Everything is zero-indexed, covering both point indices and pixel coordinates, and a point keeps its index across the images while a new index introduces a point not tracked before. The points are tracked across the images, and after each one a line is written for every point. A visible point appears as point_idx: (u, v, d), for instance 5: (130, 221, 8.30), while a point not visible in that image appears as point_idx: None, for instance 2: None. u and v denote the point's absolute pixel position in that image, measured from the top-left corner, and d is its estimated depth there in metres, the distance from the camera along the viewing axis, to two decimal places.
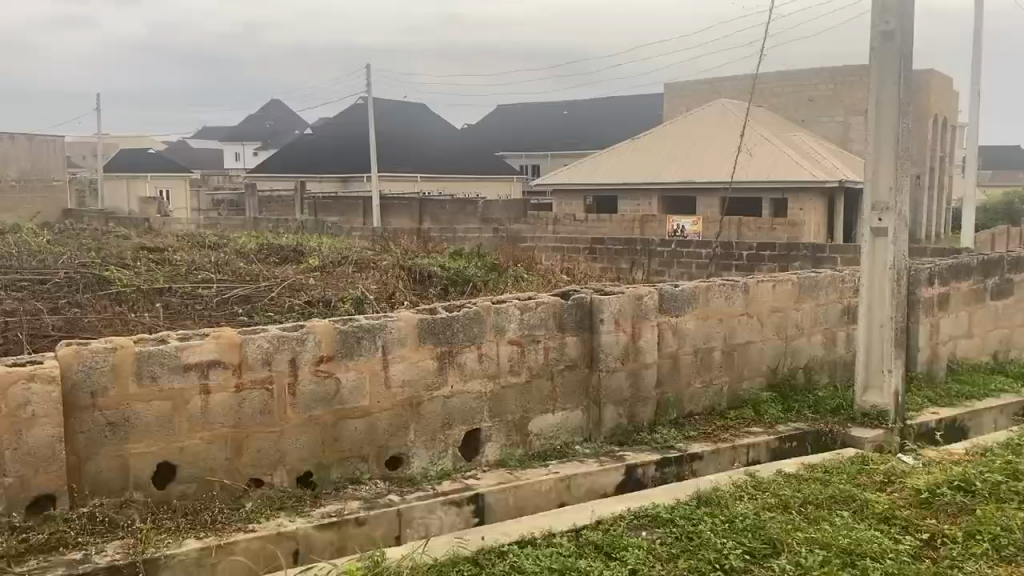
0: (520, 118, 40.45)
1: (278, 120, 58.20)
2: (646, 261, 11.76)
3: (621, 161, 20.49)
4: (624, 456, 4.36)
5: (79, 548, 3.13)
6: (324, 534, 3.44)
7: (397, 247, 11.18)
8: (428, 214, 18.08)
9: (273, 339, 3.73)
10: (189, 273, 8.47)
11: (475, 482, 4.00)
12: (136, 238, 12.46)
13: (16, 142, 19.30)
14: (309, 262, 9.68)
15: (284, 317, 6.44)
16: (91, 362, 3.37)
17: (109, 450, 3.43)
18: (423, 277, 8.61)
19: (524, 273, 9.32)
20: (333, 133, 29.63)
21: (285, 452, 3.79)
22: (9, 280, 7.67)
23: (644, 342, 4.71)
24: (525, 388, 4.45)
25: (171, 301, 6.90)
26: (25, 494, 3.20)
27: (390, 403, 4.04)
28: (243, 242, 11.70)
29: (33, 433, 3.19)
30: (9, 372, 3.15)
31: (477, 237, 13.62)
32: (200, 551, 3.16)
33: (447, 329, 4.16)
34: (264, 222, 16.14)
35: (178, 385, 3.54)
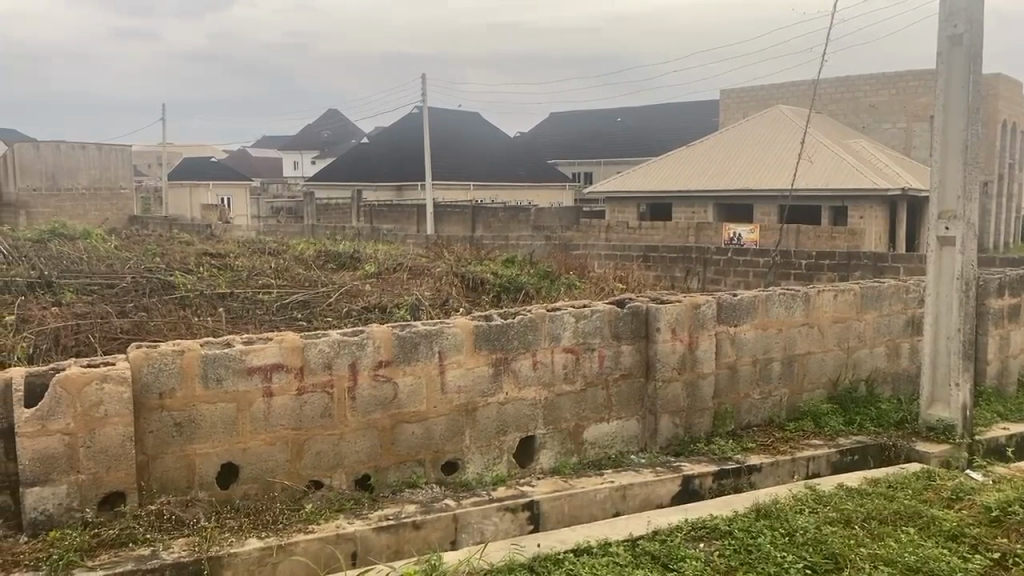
0: (573, 126, 40.49)
1: (335, 129, 59.26)
2: (701, 270, 11.64)
3: (675, 169, 20.30)
4: (681, 466, 4.31)
5: (147, 544, 3.23)
6: (381, 536, 3.48)
7: (451, 255, 11.29)
8: (481, 221, 18.18)
9: (333, 344, 3.80)
10: (249, 278, 8.67)
11: (530, 489, 4.00)
12: (198, 244, 12.83)
13: (87, 151, 19.41)
14: (365, 268, 9.85)
15: (341, 322, 6.56)
16: (159, 365, 3.48)
17: (175, 449, 3.54)
18: (477, 284, 8.67)
19: (576, 281, 9.32)
20: (388, 142, 30.01)
21: (343, 455, 3.86)
22: (80, 284, 7.97)
23: (702, 351, 4.65)
24: (581, 396, 4.44)
25: (233, 305, 7.07)
26: (96, 491, 3.32)
27: (446, 409, 4.08)
28: (301, 248, 11.96)
29: (105, 431, 3.31)
30: (84, 372, 3.27)
31: (530, 245, 13.64)
32: (261, 551, 3.24)
33: (502, 335, 4.18)
34: (322, 229, 16.47)
35: (242, 388, 3.64)
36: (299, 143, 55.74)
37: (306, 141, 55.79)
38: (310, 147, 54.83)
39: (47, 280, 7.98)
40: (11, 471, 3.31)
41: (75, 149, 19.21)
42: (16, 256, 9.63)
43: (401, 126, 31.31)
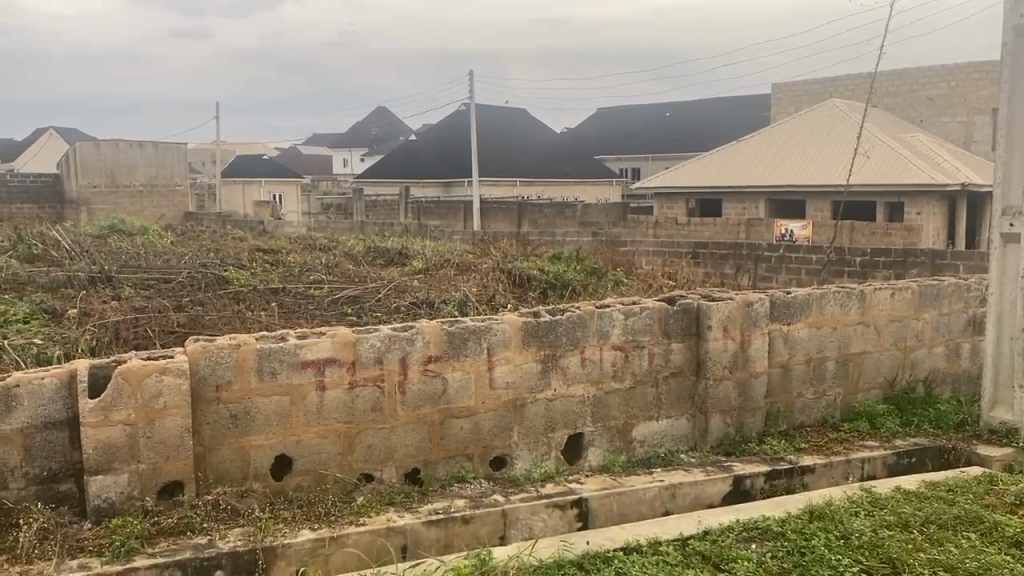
0: (621, 121, 40.24)
1: (384, 128, 59.87)
2: (752, 267, 11.47)
3: (725, 165, 20.03)
4: (732, 466, 4.25)
5: (204, 533, 3.31)
6: (431, 530, 3.51)
7: (498, 251, 11.32)
8: (528, 217, 18.19)
9: (384, 338, 3.84)
10: (301, 274, 8.81)
11: (578, 486, 3.99)
12: (251, 240, 13.10)
13: (144, 149, 19.84)
14: (413, 264, 9.93)
15: (390, 318, 6.62)
16: (215, 358, 3.56)
17: (231, 441, 3.62)
18: (524, 280, 8.67)
19: (624, 278, 9.26)
20: (435, 138, 30.20)
21: (394, 449, 3.90)
22: (138, 278, 8.19)
23: (755, 349, 4.58)
24: (630, 393, 4.41)
25: (285, 300, 7.20)
26: (155, 480, 3.41)
27: (494, 404, 4.09)
28: (351, 245, 12.11)
29: (164, 423, 3.39)
30: (144, 365, 3.36)
31: (577, 241, 13.59)
32: (314, 542, 3.30)
33: (550, 331, 4.18)
34: (371, 225, 16.65)
35: (296, 381, 3.70)
36: (348, 141, 56.43)
37: (355, 139, 56.45)
38: (359, 145, 55.46)
39: (107, 275, 8.22)
40: (75, 459, 3.43)
41: (132, 147, 19.66)
42: (78, 251, 9.94)
43: (449, 123, 31.48)
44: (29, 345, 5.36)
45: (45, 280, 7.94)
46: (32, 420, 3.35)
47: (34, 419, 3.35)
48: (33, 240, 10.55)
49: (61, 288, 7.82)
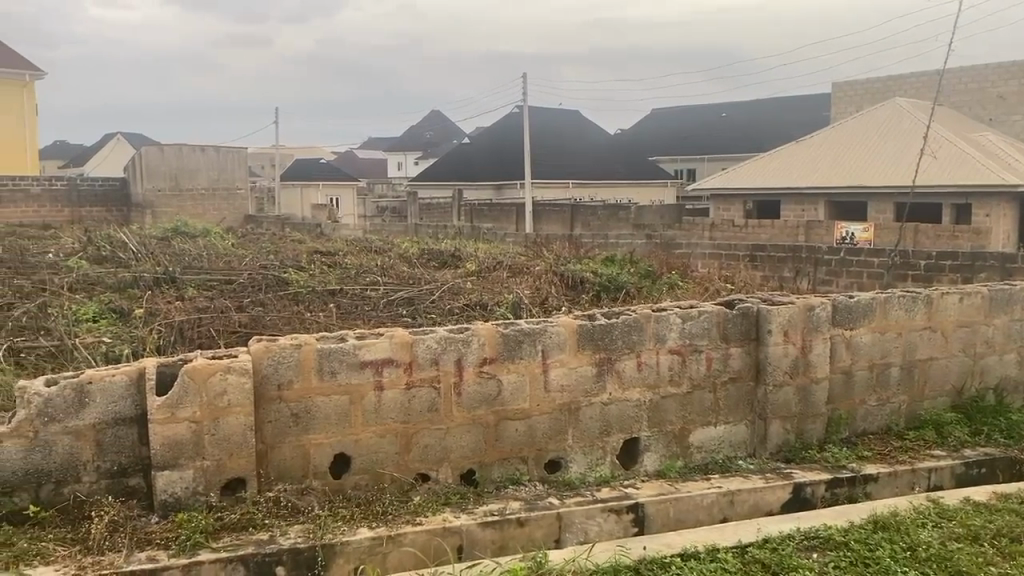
0: (676, 122, 39.84)
1: (438, 131, 60.43)
2: (811, 270, 11.24)
3: (783, 166, 19.66)
4: (792, 474, 4.16)
5: (266, 529, 3.38)
6: (487, 532, 3.52)
7: (551, 253, 11.32)
8: (580, 219, 18.13)
9: (441, 340, 3.87)
10: (358, 276, 8.94)
11: (633, 491, 3.96)
12: (309, 242, 13.36)
13: (206, 153, 20.18)
14: (466, 266, 10.00)
15: (444, 319, 6.68)
16: (278, 358, 3.64)
17: (292, 439, 3.69)
18: (577, 283, 8.65)
19: (678, 280, 9.17)
20: (489, 141, 30.32)
21: (450, 449, 3.93)
22: (201, 279, 8.42)
23: (816, 355, 4.48)
24: (686, 398, 4.36)
25: (342, 302, 7.32)
26: (220, 477, 3.50)
27: (549, 407, 4.09)
28: (406, 247, 12.25)
29: (228, 420, 3.48)
30: (210, 364, 3.45)
31: (631, 243, 13.50)
32: (372, 541, 3.35)
33: (606, 335, 4.15)
34: (425, 227, 16.80)
35: (355, 381, 3.75)
36: (403, 144, 57.11)
37: (410, 143, 57.09)
38: (414, 148, 56.07)
39: (172, 276, 8.46)
40: (143, 455, 3.54)
41: (195, 152, 20.02)
42: (143, 252, 10.26)
43: (502, 125, 31.57)
44: (99, 343, 5.55)
45: (113, 281, 8.21)
46: (104, 416, 3.47)
47: (105, 415, 3.47)
48: (102, 242, 10.94)
49: (128, 288, 8.08)
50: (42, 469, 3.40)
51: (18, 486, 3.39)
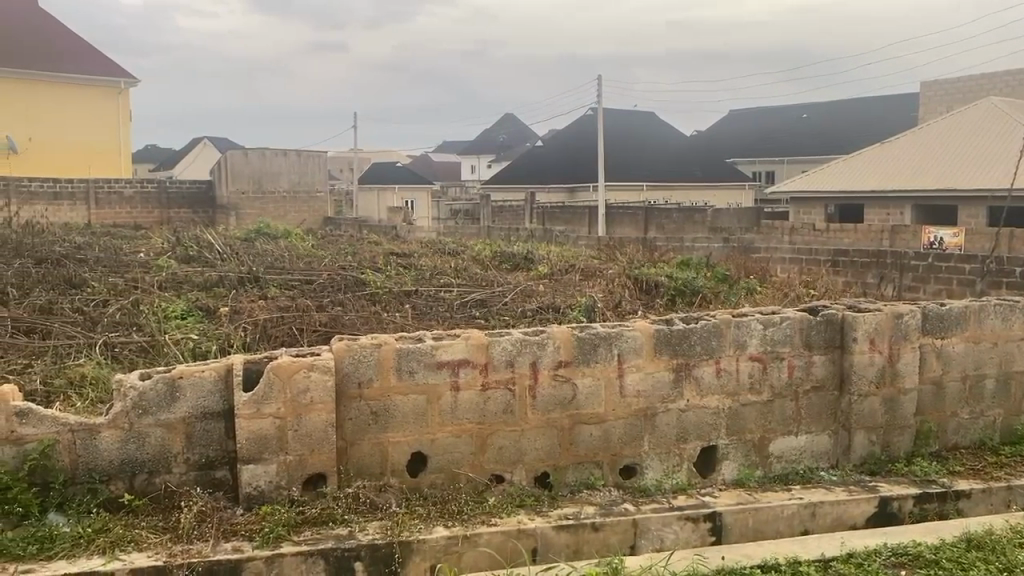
0: (754, 123, 39.01)
1: (512, 134, 60.72)
2: (897, 277, 10.84)
3: (867, 168, 19.02)
4: (878, 487, 4.02)
5: (345, 524, 3.45)
6: (562, 535, 3.52)
7: (624, 256, 11.22)
8: (655, 222, 17.90)
9: (515, 342, 3.88)
10: (432, 277, 9.06)
11: (711, 499, 3.89)
12: (386, 244, 13.61)
13: (287, 157, 20.76)
14: (538, 269, 10.01)
15: (517, 322, 6.70)
16: (359, 357, 3.72)
17: (370, 437, 3.77)
18: (650, 287, 8.55)
19: (756, 286, 8.96)
20: (562, 144, 30.29)
21: (524, 451, 3.94)
22: (283, 280, 8.66)
23: (904, 364, 4.32)
24: (767, 406, 4.25)
25: (417, 303, 7.41)
26: (301, 472, 3.60)
27: (624, 412, 4.05)
28: (478, 249, 12.33)
29: (310, 417, 3.57)
30: (294, 361, 3.55)
31: (707, 247, 13.25)
32: (448, 540, 3.38)
33: (684, 340, 4.09)
34: (498, 230, 16.91)
35: (432, 382, 3.80)
36: (478, 147, 57.62)
37: (484, 146, 57.52)
38: (488, 151, 56.52)
39: (255, 276, 8.73)
40: (230, 448, 3.67)
41: (277, 156, 20.62)
42: (228, 253, 10.62)
43: (576, 128, 31.47)
44: (187, 340, 5.77)
45: (200, 280, 8.53)
46: (193, 410, 3.60)
47: (194, 410, 3.60)
48: (190, 242, 11.37)
49: (214, 287, 8.38)
50: (136, 460, 3.56)
51: (113, 474, 3.55)
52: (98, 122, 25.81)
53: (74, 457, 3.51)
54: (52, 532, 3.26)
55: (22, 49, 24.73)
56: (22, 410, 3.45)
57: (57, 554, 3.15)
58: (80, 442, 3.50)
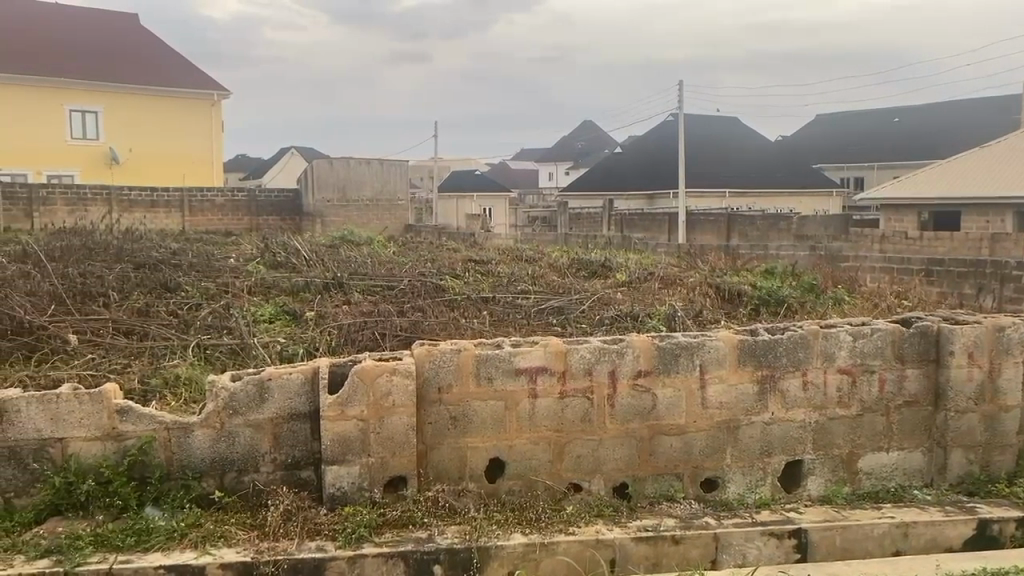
0: (842, 127, 37.84)
1: (591, 141, 60.55)
2: (997, 287, 10.32)
3: (964, 174, 18.20)
4: (977, 508, 3.82)
5: (424, 527, 3.50)
6: (641, 546, 3.47)
7: (705, 265, 11.03)
8: (737, 228, 17.47)
9: (594, 351, 3.86)
10: (511, 284, 9.11)
11: (796, 515, 3.77)
12: (465, 251, 13.76)
13: (371, 166, 21.03)
14: (617, 277, 9.95)
15: (596, 329, 6.66)
16: (439, 362, 3.77)
17: (451, 441, 3.81)
18: (733, 296, 8.39)
19: (845, 296, 8.68)
20: (642, 150, 30.00)
21: (603, 460, 3.92)
22: (366, 285, 8.85)
23: (1006, 380, 4.10)
24: (856, 420, 4.10)
25: (495, 309, 7.47)
26: (384, 474, 3.66)
27: (707, 423, 3.98)
28: (557, 256, 12.32)
29: (392, 420, 3.63)
30: (377, 365, 3.62)
31: (793, 256, 12.89)
32: (526, 547, 3.39)
33: (769, 351, 3.99)
34: (575, 237, 16.87)
35: (510, 388, 3.82)
36: (557, 154, 57.69)
37: (563, 153, 57.52)
38: (567, 158, 56.51)
39: (339, 281, 8.95)
40: (315, 449, 3.77)
41: (360, 165, 20.93)
42: (314, 259, 10.94)
43: (657, 134, 31.13)
44: (275, 343, 5.96)
45: (288, 286, 8.79)
46: (282, 412, 3.72)
47: (282, 411, 3.72)
48: (279, 249, 11.74)
49: (301, 292, 8.63)
50: (227, 458, 3.70)
51: (205, 471, 3.69)
52: (193, 131, 26.90)
53: (169, 454, 3.66)
54: (149, 525, 3.41)
55: (123, 64, 26.10)
56: (123, 407, 3.63)
57: (153, 546, 3.29)
58: (174, 440, 3.66)
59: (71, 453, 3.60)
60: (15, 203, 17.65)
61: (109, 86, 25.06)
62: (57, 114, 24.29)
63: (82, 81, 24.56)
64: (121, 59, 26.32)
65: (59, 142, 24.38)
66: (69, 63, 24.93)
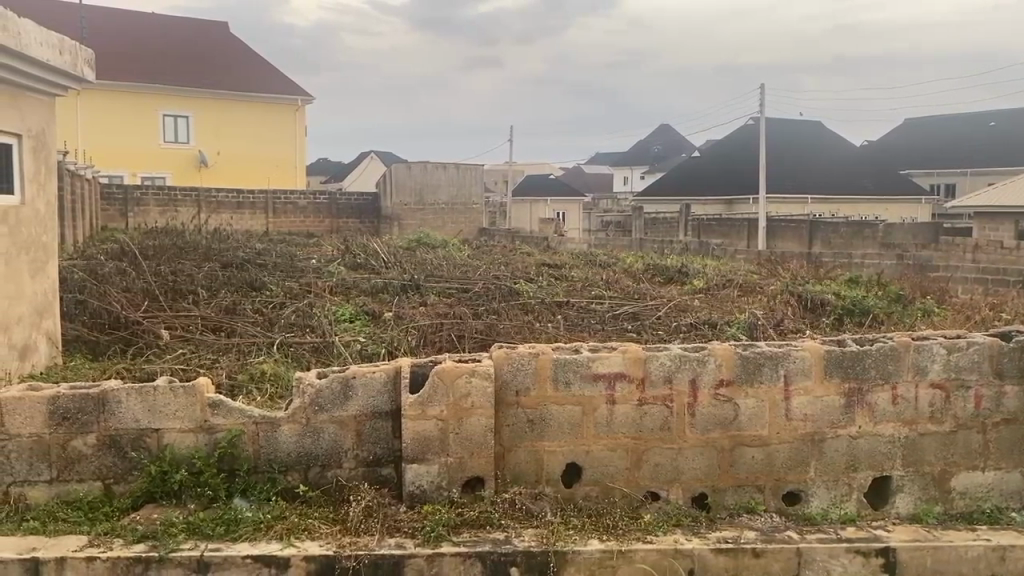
0: (933, 130, 36.40)
1: (667, 144, 59.68)
2: None
3: None
4: None
5: (501, 529, 3.53)
6: (720, 559, 3.42)
7: (786, 272, 10.75)
8: (820, 236, 16.78)
9: (675, 358, 3.82)
10: (585, 289, 9.09)
11: (885, 533, 3.64)
12: (538, 255, 13.75)
13: (447, 171, 21.29)
14: (694, 283, 9.81)
15: (672, 337, 6.59)
16: (517, 365, 3.79)
17: (527, 443, 3.83)
18: (816, 305, 8.17)
19: (935, 307, 8.33)
20: (720, 154, 29.47)
21: (681, 470, 3.87)
22: (442, 288, 8.97)
23: None
24: (949, 438, 3.94)
25: (570, 314, 7.47)
26: (461, 474, 3.71)
27: (790, 436, 3.88)
28: (631, 262, 12.19)
29: (471, 421, 3.67)
30: (457, 366, 3.67)
31: (878, 266, 12.45)
32: (603, 553, 3.38)
33: (858, 363, 3.87)
34: (650, 242, 16.68)
35: (588, 393, 3.81)
36: (633, 159, 57.14)
37: (639, 157, 56.89)
38: (643, 163, 55.92)
39: (416, 283, 9.11)
40: (396, 447, 3.84)
41: (436, 169, 21.19)
42: (391, 260, 11.15)
43: (736, 138, 30.54)
44: (355, 343, 6.12)
45: (367, 286, 8.99)
46: (364, 409, 3.80)
47: (365, 408, 3.80)
48: (358, 250, 12.02)
49: (379, 292, 8.82)
50: (311, 454, 3.80)
51: (290, 466, 3.81)
52: (278, 135, 27.71)
53: (257, 447, 3.79)
54: (237, 515, 3.54)
55: (212, 70, 27.11)
56: (214, 401, 3.77)
57: (241, 536, 3.42)
58: (262, 434, 3.79)
59: (166, 443, 3.76)
60: (111, 203, 18.62)
61: (200, 92, 26.13)
62: (151, 119, 25.45)
63: (175, 87, 25.67)
64: (212, 65, 27.38)
65: (153, 145, 25.55)
66: (164, 70, 26.11)
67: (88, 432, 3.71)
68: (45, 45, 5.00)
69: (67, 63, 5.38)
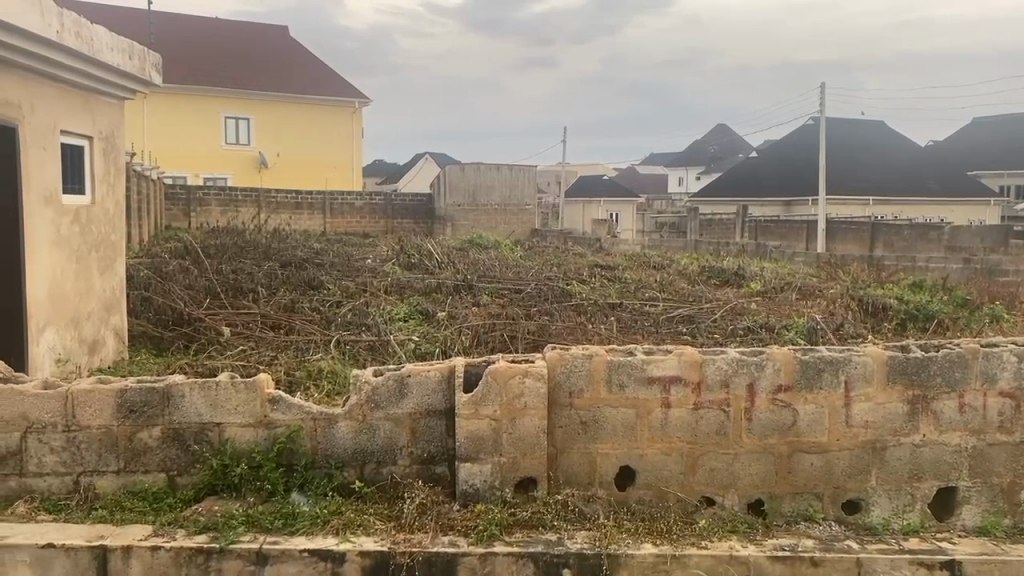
0: (1003, 130, 35.10)
1: (724, 145, 58.80)
2: None
3: None
4: None
5: (554, 531, 3.53)
6: (776, 566, 3.36)
7: (846, 276, 10.49)
8: (882, 239, 16.32)
9: (732, 362, 3.77)
10: (638, 291, 9.03)
11: (949, 545, 3.53)
12: (591, 256, 13.68)
13: (500, 171, 21.38)
14: (751, 286, 9.64)
15: (727, 340, 6.49)
16: (571, 366, 3.79)
17: (581, 446, 3.82)
18: (877, 310, 7.95)
19: (1002, 313, 8.05)
20: (779, 155, 28.90)
21: (737, 475, 3.82)
22: (495, 288, 9.01)
23: None
24: (1019, 449, 3.80)
25: (623, 315, 7.43)
26: (514, 474, 3.72)
27: (850, 442, 3.79)
28: (686, 263, 12.06)
29: (524, 420, 3.68)
30: (511, 366, 3.68)
31: (944, 270, 12.06)
32: (656, 557, 3.35)
33: (922, 369, 3.76)
34: (705, 244, 16.45)
35: (642, 396, 3.78)
36: (688, 158, 56.43)
37: (694, 157, 56.17)
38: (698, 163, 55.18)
39: (469, 283, 9.16)
40: (450, 446, 3.88)
41: (489, 170, 21.29)
42: (444, 260, 11.23)
43: (795, 138, 29.92)
44: (409, 341, 6.19)
45: (421, 285, 9.07)
46: (419, 407, 3.85)
47: (420, 406, 3.85)
48: (412, 250, 12.13)
49: (433, 292, 8.89)
50: (366, 450, 3.86)
51: (347, 461, 3.87)
52: (336, 136, 28.14)
53: (316, 443, 3.86)
54: (294, 509, 3.60)
55: (272, 74, 27.70)
56: (274, 397, 3.85)
57: (299, 530, 3.48)
58: (321, 430, 3.85)
59: (227, 437, 3.85)
60: (175, 203, 19.16)
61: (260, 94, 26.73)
62: (214, 120, 26.14)
63: (237, 91, 26.34)
64: (273, 69, 27.97)
65: (215, 146, 26.23)
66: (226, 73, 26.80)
67: (154, 425, 3.82)
68: (115, 49, 5.19)
69: (136, 68, 5.56)
